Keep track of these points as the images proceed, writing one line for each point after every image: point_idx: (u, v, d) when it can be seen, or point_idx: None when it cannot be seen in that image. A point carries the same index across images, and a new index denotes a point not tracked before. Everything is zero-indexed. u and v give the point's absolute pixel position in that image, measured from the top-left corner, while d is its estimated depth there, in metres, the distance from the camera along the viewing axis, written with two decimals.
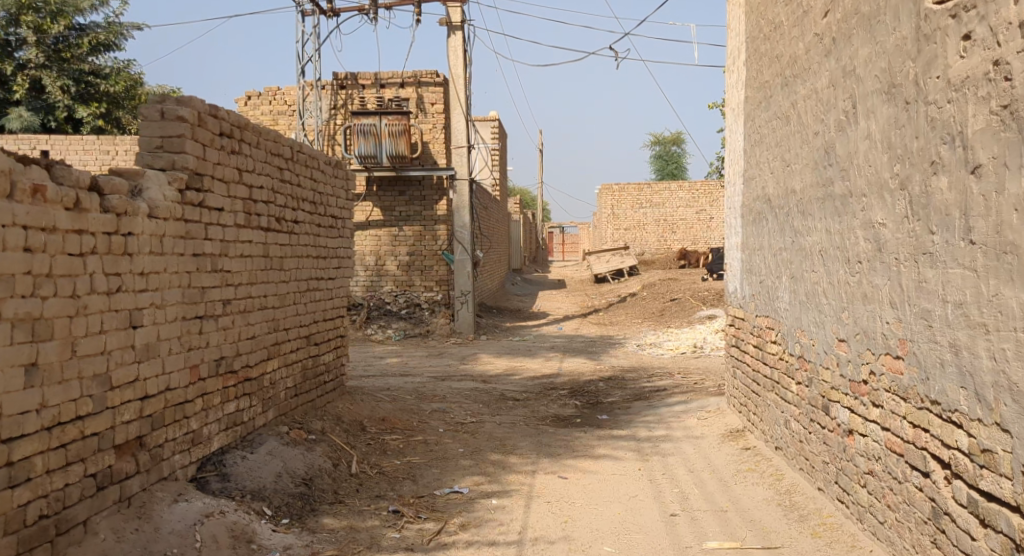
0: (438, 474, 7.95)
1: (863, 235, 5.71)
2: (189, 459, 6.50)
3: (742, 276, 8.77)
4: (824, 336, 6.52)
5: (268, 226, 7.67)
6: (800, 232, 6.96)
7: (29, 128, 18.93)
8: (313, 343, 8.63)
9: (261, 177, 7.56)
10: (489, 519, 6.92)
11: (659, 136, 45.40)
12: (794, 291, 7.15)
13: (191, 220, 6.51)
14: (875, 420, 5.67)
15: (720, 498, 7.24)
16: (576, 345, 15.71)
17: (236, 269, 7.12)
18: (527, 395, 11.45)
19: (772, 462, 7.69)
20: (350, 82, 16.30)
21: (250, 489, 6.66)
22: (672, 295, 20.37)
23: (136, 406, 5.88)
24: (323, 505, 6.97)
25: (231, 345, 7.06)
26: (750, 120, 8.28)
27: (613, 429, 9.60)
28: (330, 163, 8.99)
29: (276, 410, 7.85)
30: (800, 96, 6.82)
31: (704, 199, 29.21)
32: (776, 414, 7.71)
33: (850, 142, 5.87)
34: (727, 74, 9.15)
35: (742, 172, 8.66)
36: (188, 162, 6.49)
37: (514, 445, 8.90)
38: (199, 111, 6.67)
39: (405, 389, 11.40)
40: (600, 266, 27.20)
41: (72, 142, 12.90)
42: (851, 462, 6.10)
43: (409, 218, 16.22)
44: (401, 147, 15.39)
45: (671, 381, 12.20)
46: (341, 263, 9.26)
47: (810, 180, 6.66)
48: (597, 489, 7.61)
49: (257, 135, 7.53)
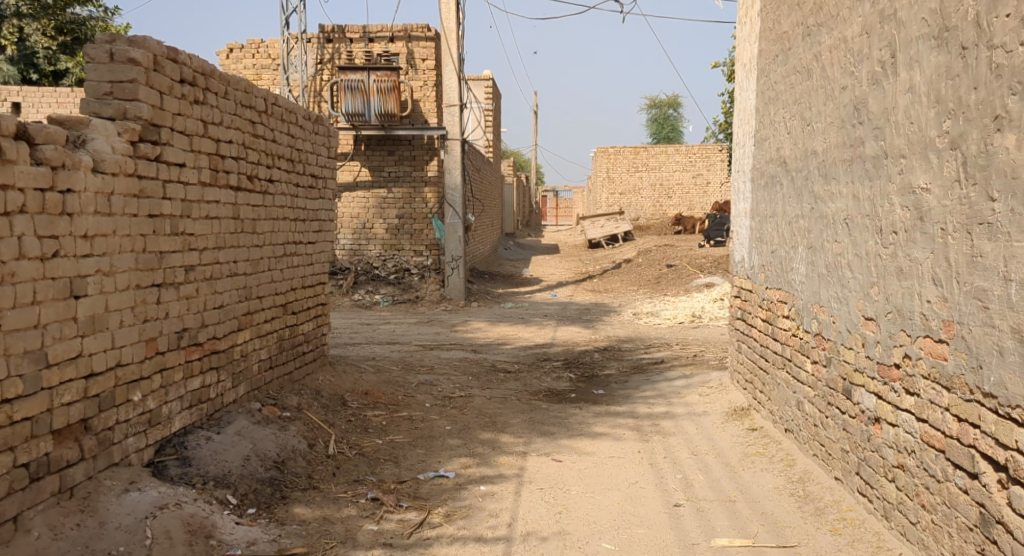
0: (423, 454, 7.35)
1: (901, 201, 5.16)
2: (146, 442, 5.95)
3: (750, 245, 8.15)
4: (847, 312, 5.92)
5: (239, 184, 7.01)
6: (821, 197, 6.33)
7: (9, 80, 18.23)
8: (291, 312, 7.99)
9: (229, 130, 6.90)
10: (478, 509, 6.34)
11: (654, 99, 44.58)
12: (812, 263, 6.54)
13: (146, 176, 5.93)
14: (909, 410, 5.12)
15: (726, 486, 6.64)
16: (569, 313, 15.09)
17: (200, 232, 6.50)
18: (518, 366, 10.84)
19: (782, 446, 7.10)
20: (337, 35, 15.54)
21: (213, 475, 6.07)
22: (669, 261, 19.70)
23: (79, 385, 5.40)
24: (295, 491, 6.36)
25: (195, 316, 6.44)
26: (764, 74, 7.63)
27: (610, 405, 8.99)
28: (310, 119, 8.31)
29: (247, 385, 7.23)
30: (824, 47, 6.23)
31: (701, 162, 28.45)
32: (787, 394, 7.12)
33: (887, 96, 5.29)
34: (738, 26, 8.47)
35: (752, 132, 8.02)
36: (141, 111, 5.89)
37: (505, 423, 8.29)
38: (155, 53, 6.07)
39: (390, 359, 10.79)
40: (594, 231, 26.57)
41: (44, 94, 12.16)
42: (877, 454, 5.51)
43: (398, 179, 15.54)
44: (390, 105, 14.73)
45: (668, 352, 11.61)
46: (322, 226, 8.60)
47: (835, 139, 6.05)
48: (594, 473, 7.03)
49: (226, 83, 6.86)
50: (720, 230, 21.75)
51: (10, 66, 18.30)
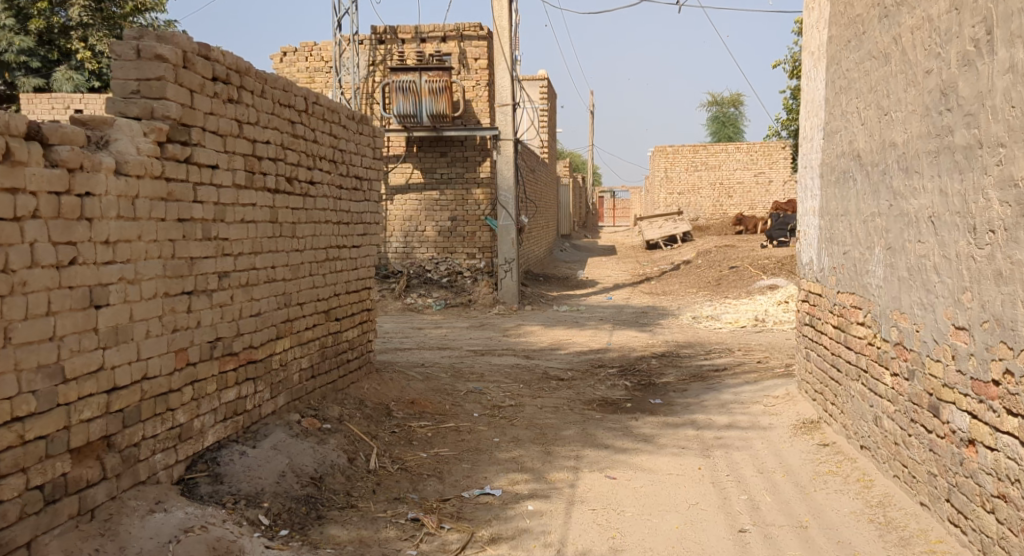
0: (469, 469, 6.88)
1: (999, 196, 4.80)
2: (176, 458, 5.58)
3: (820, 246, 7.57)
4: (934, 321, 5.41)
5: (277, 187, 6.61)
6: (903, 194, 5.78)
7: (81, 88, 18.17)
8: (334, 319, 7.58)
9: (267, 131, 6.50)
10: (525, 531, 5.87)
11: (714, 97, 43.73)
12: (891, 265, 5.98)
13: (174, 179, 5.55)
14: (1011, 433, 4.77)
15: (798, 509, 6.09)
16: (626, 316, 14.53)
17: (234, 236, 6.11)
18: (573, 373, 10.33)
19: (858, 465, 6.54)
20: (389, 36, 15.20)
21: (246, 493, 5.67)
22: (730, 262, 19.05)
23: (100, 401, 5.03)
24: (332, 510, 5.93)
25: (229, 324, 6.05)
26: (835, 63, 7.05)
27: (669, 416, 8.45)
28: (354, 118, 7.90)
29: (287, 395, 6.82)
30: (905, 29, 5.73)
31: (762, 161, 27.65)
32: (863, 407, 6.55)
33: (981, 78, 4.94)
34: (805, 12, 7.90)
35: (822, 125, 7.43)
36: (169, 110, 5.53)
37: (557, 435, 7.79)
38: (185, 49, 5.70)
39: (440, 366, 10.34)
40: (652, 232, 25.97)
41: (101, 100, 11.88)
42: (971, 480, 5.09)
43: (451, 181, 15.12)
44: (442, 106, 14.29)
45: (731, 358, 11.03)
46: (368, 229, 8.16)
47: (918, 129, 5.56)
48: (654, 492, 6.50)
49: (262, 81, 6.47)
50: (782, 229, 21.03)
51: (82, 77, 18.20)
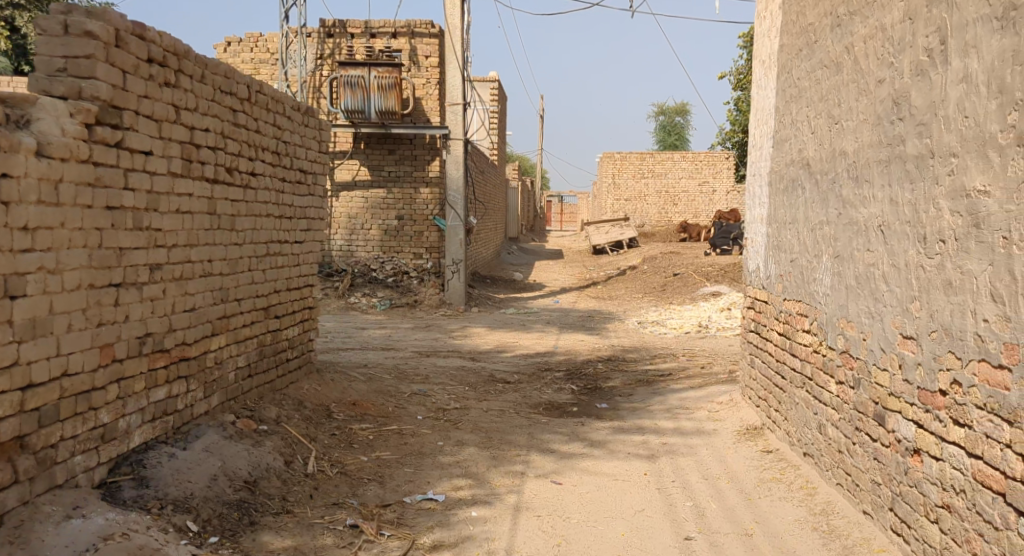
0: (411, 474, 6.73)
1: (950, 206, 4.78)
2: (97, 459, 5.36)
3: (767, 253, 7.54)
4: (882, 329, 5.39)
5: (215, 177, 6.40)
6: (852, 203, 5.75)
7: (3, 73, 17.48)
8: (273, 317, 7.38)
9: (206, 118, 6.30)
10: (468, 538, 5.74)
11: (661, 105, 43.99)
12: (839, 273, 5.95)
13: (102, 163, 5.34)
14: (957, 443, 4.75)
15: (742, 516, 6.04)
16: (571, 320, 14.46)
17: (168, 227, 5.90)
18: (518, 376, 10.21)
19: (801, 472, 6.49)
20: (338, 30, 14.97)
21: (174, 498, 5.46)
22: (675, 269, 19.10)
23: (14, 399, 4.82)
24: (266, 516, 5.75)
25: (161, 319, 5.84)
26: (785, 71, 7.03)
27: (614, 421, 8.38)
28: (299, 109, 7.71)
29: (222, 395, 6.61)
30: (857, 38, 5.71)
31: (707, 170, 27.82)
32: (807, 415, 6.51)
33: (934, 88, 4.91)
34: (756, 21, 7.87)
35: (771, 133, 7.39)
36: (99, 90, 5.31)
37: (501, 439, 7.67)
38: (117, 27, 5.49)
39: (383, 367, 10.15)
40: (599, 238, 25.97)
41: None
42: (916, 490, 5.07)
43: (399, 179, 14.93)
44: (391, 102, 14.19)
45: (675, 364, 11.00)
46: (311, 224, 7.97)
47: (869, 138, 5.53)
48: (598, 498, 6.41)
49: (201, 65, 6.26)
50: (726, 238, 21.13)
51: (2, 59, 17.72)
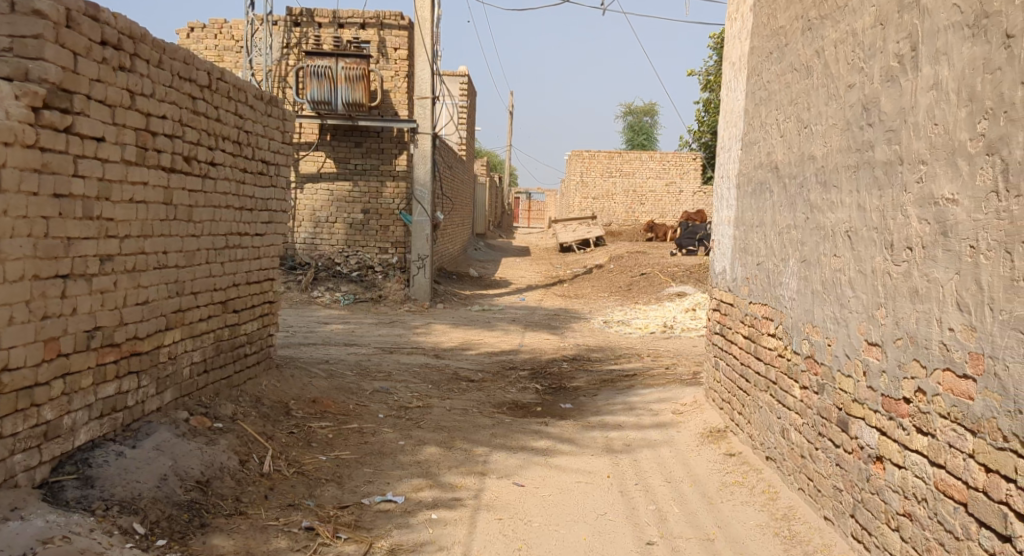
0: (370, 474, 6.60)
1: (918, 214, 4.73)
2: (40, 457, 5.20)
3: (734, 256, 7.48)
4: (847, 335, 5.33)
5: (171, 165, 6.24)
6: (820, 208, 5.70)
7: None
8: (231, 311, 7.22)
9: (163, 105, 6.14)
10: (427, 542, 5.63)
11: (630, 105, 44.03)
12: (805, 278, 5.90)
13: (49, 149, 5.18)
14: (920, 452, 4.70)
15: (704, 521, 5.98)
16: (537, 318, 14.38)
17: (120, 217, 5.74)
18: (482, 375, 10.11)
19: (763, 476, 6.43)
20: (305, 19, 14.80)
21: (120, 498, 5.31)
22: (640, 269, 19.08)
23: None
24: (218, 516, 5.61)
25: (111, 313, 5.68)
26: (756, 73, 6.97)
27: (578, 422, 8.29)
28: (262, 99, 7.55)
29: (175, 391, 6.45)
30: (828, 42, 5.65)
31: (675, 170, 27.84)
32: (770, 419, 6.46)
33: (904, 94, 4.86)
34: (727, 21, 7.81)
35: (740, 135, 7.33)
36: (48, 73, 5.15)
37: (463, 438, 7.55)
38: (68, 8, 5.32)
39: (345, 363, 10.01)
40: (565, 236, 25.91)
41: None
42: (878, 498, 5.02)
43: (365, 172, 14.77)
44: (358, 94, 13.98)
45: (639, 364, 10.94)
46: (273, 217, 7.81)
47: (838, 143, 5.48)
48: (558, 501, 6.33)
49: (159, 49, 6.10)
50: (692, 238, 21.13)
51: None
